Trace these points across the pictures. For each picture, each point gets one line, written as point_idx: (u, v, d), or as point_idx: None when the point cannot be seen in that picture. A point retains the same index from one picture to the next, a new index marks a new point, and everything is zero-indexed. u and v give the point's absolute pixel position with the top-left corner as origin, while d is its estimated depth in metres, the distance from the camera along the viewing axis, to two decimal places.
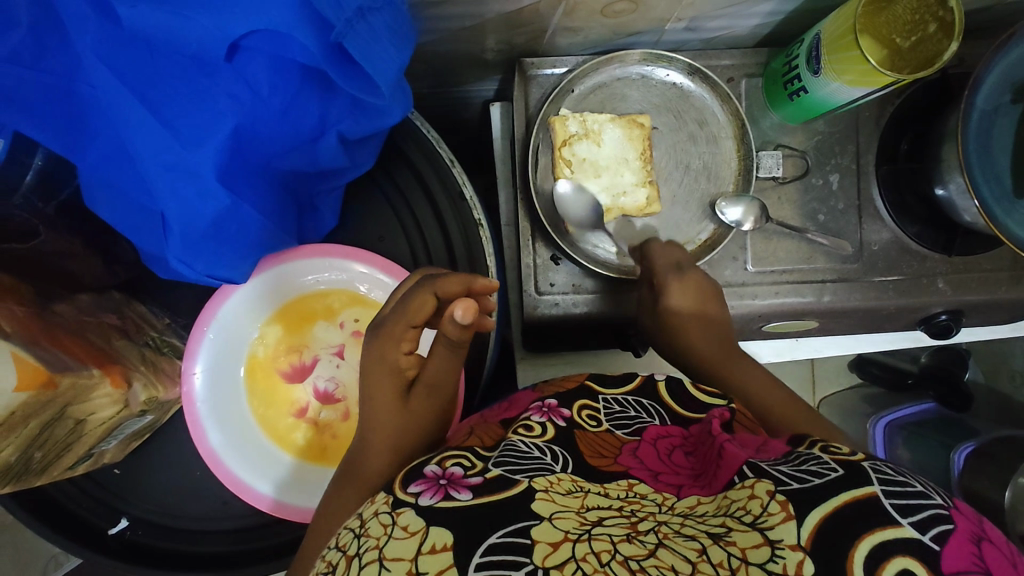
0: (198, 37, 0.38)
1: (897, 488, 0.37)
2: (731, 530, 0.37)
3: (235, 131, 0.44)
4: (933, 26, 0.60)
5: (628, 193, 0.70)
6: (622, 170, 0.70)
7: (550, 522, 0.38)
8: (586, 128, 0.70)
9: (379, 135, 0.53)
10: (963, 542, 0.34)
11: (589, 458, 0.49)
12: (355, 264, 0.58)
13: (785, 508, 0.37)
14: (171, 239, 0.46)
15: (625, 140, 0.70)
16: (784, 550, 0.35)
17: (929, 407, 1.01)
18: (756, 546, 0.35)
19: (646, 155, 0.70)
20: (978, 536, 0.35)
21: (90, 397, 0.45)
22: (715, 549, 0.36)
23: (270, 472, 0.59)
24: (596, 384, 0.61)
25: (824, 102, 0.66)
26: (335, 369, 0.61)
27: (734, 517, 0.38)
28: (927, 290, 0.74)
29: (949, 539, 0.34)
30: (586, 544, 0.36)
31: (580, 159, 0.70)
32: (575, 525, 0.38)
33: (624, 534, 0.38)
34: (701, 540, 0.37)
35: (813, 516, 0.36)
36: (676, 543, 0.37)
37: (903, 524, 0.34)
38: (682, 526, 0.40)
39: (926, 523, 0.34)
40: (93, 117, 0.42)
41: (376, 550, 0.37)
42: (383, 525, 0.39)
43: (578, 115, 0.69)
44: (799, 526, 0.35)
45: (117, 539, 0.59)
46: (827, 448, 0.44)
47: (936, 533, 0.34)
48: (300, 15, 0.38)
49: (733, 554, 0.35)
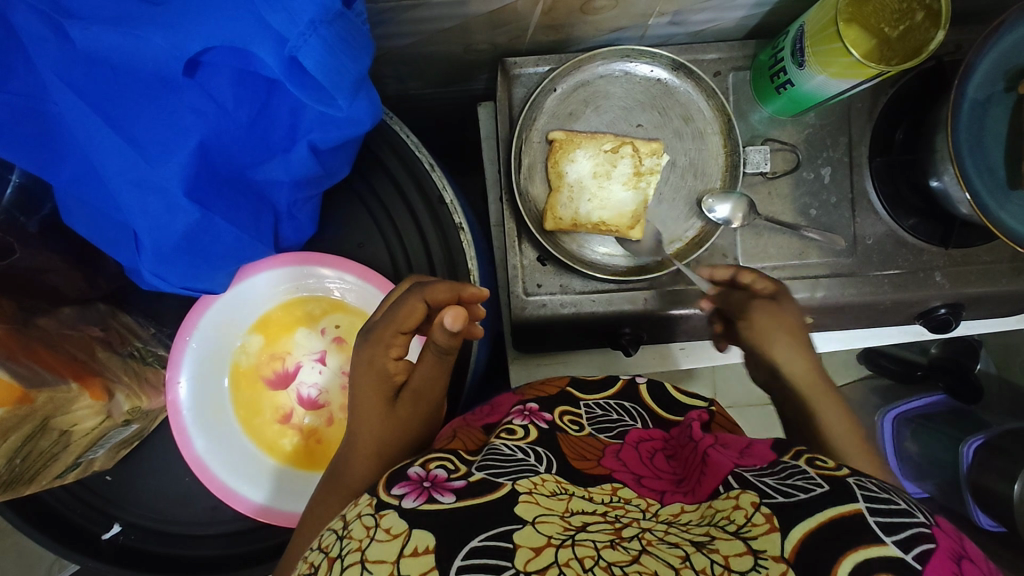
0: (152, 54, 0.39)
1: (881, 507, 0.35)
2: (714, 538, 0.36)
3: (201, 146, 0.44)
4: (921, 14, 0.58)
5: (569, 207, 0.69)
6: (596, 198, 0.69)
7: (532, 527, 0.36)
8: (631, 150, 0.69)
9: (352, 145, 0.52)
10: (944, 560, 0.32)
11: (573, 461, 0.48)
12: (330, 270, 0.59)
13: (770, 520, 0.36)
14: (144, 252, 0.47)
15: (631, 197, 0.69)
16: (767, 560, 0.33)
17: (940, 399, 0.99)
18: (738, 554, 0.34)
19: (596, 220, 0.69)
20: (958, 555, 0.33)
21: (72, 408, 0.46)
22: (698, 556, 0.34)
23: (256, 479, 0.60)
24: (577, 390, 0.60)
25: (813, 94, 0.65)
26: (318, 375, 0.61)
27: (718, 526, 0.37)
28: (924, 284, 0.72)
29: (931, 558, 0.32)
30: (569, 550, 0.35)
31: (574, 180, 0.69)
32: (558, 530, 0.37)
33: (608, 541, 0.36)
34: (685, 548, 0.36)
35: (798, 529, 0.34)
36: (659, 550, 0.36)
37: (886, 543, 0.32)
38: (666, 533, 0.38)
39: (908, 542, 0.32)
40: (62, 137, 0.43)
41: (358, 552, 0.35)
42: (366, 527, 0.37)
43: (656, 152, 0.69)
44: (781, 539, 0.34)
45: (110, 543, 0.60)
46: (813, 461, 0.43)
47: (918, 552, 0.32)
48: (254, 31, 0.39)
49: (716, 561, 0.34)
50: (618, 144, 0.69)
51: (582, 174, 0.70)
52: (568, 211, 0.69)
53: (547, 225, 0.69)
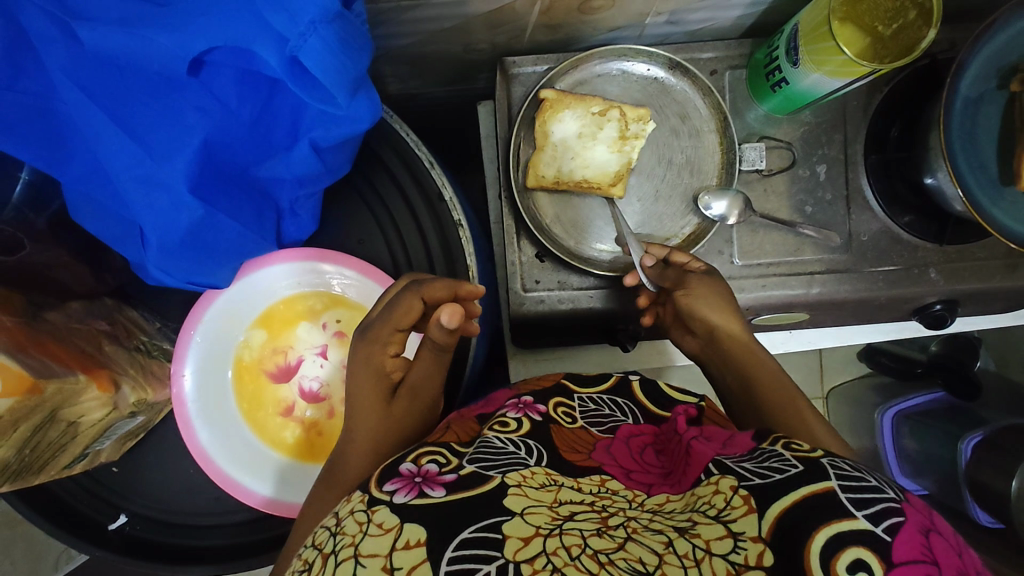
0: (157, 54, 0.41)
1: (853, 483, 0.36)
2: (696, 523, 0.37)
3: (204, 144, 0.46)
4: (913, 13, 0.59)
5: (549, 164, 0.70)
6: (580, 156, 0.70)
7: (521, 518, 0.38)
8: (618, 114, 0.70)
9: (353, 143, 0.53)
10: (912, 532, 0.33)
11: (564, 453, 0.49)
12: (331, 266, 0.60)
13: (747, 502, 0.37)
14: (150, 249, 0.48)
15: (613, 156, 0.70)
16: (746, 542, 0.34)
17: (939, 396, 0.99)
18: (720, 538, 0.35)
19: (575, 178, 0.70)
20: (927, 527, 0.34)
21: (78, 400, 0.48)
22: (681, 541, 0.35)
23: (259, 470, 0.61)
24: (571, 384, 0.61)
25: (807, 93, 0.66)
26: (319, 369, 0.63)
27: (700, 510, 0.38)
28: (918, 280, 0.73)
29: (900, 530, 0.33)
30: (557, 539, 0.36)
31: (559, 140, 0.70)
32: (546, 521, 0.38)
33: (595, 529, 0.37)
34: (668, 533, 0.37)
35: (774, 508, 0.35)
36: (644, 537, 0.37)
37: (857, 516, 0.34)
38: (651, 521, 0.39)
39: (879, 515, 0.33)
40: (70, 134, 0.44)
41: (352, 547, 0.36)
42: (359, 522, 0.38)
43: (641, 117, 0.69)
44: (760, 519, 0.35)
45: (117, 533, 0.62)
46: (789, 445, 0.44)
47: (888, 524, 0.33)
48: (256, 31, 0.41)
49: (698, 545, 0.35)
50: (606, 107, 0.70)
51: (568, 134, 0.70)
52: (548, 170, 0.70)
53: (528, 184, 0.70)
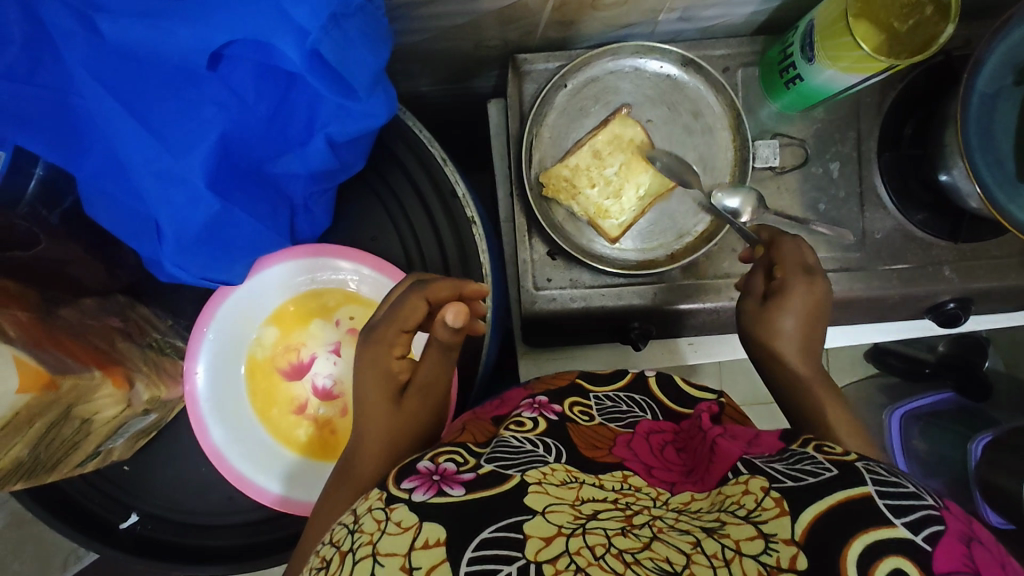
0: (178, 46, 0.40)
1: (890, 489, 0.36)
2: (725, 523, 0.37)
3: (222, 139, 0.45)
4: (930, 8, 0.59)
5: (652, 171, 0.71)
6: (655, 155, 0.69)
7: (542, 517, 0.37)
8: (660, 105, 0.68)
9: (369, 137, 0.53)
10: (953, 541, 0.32)
11: (583, 450, 0.49)
12: (346, 263, 0.60)
13: (779, 504, 0.36)
14: (166, 243, 0.48)
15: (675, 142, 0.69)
16: (778, 544, 0.34)
17: (949, 397, 0.98)
18: (749, 538, 0.35)
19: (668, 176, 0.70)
20: (968, 536, 0.33)
21: (94, 397, 0.47)
22: (709, 541, 0.35)
23: (272, 469, 0.60)
24: (586, 382, 0.61)
25: (821, 89, 0.65)
26: (332, 366, 0.62)
27: (728, 511, 0.38)
28: (933, 278, 0.72)
29: (941, 539, 0.32)
30: (580, 538, 0.35)
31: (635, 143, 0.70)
32: (569, 520, 0.37)
33: (620, 529, 0.37)
34: (696, 534, 0.36)
35: (807, 513, 0.35)
36: (670, 537, 0.36)
37: (896, 524, 0.33)
38: (676, 520, 0.39)
39: (919, 523, 0.33)
40: (86, 128, 0.44)
41: (369, 545, 0.36)
42: (377, 520, 0.38)
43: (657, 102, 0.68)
44: (792, 522, 0.35)
45: (128, 533, 0.61)
46: (822, 447, 0.43)
47: (928, 533, 0.33)
48: (278, 22, 0.40)
49: (727, 545, 0.34)
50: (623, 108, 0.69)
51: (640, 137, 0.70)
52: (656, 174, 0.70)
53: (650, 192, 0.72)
